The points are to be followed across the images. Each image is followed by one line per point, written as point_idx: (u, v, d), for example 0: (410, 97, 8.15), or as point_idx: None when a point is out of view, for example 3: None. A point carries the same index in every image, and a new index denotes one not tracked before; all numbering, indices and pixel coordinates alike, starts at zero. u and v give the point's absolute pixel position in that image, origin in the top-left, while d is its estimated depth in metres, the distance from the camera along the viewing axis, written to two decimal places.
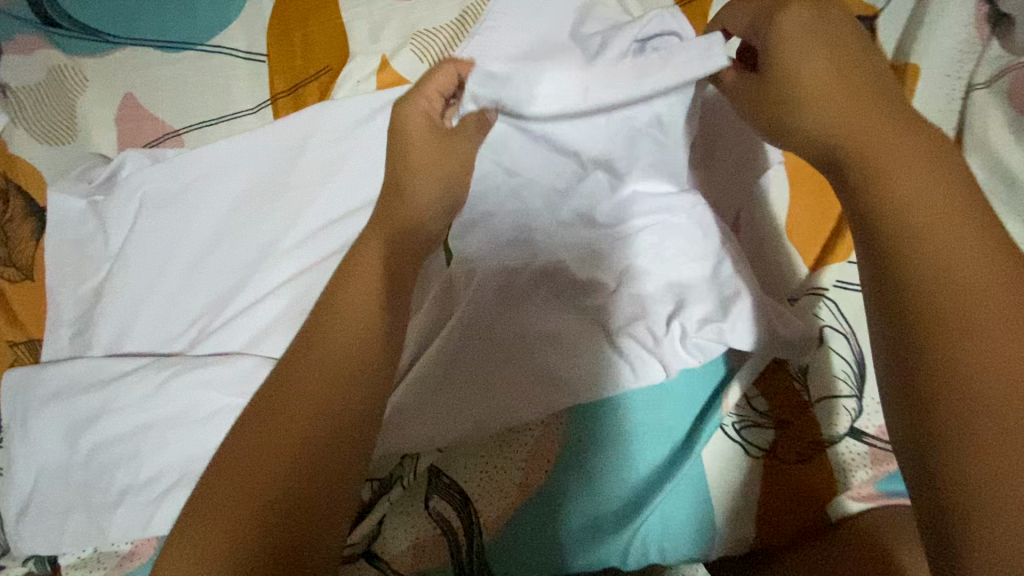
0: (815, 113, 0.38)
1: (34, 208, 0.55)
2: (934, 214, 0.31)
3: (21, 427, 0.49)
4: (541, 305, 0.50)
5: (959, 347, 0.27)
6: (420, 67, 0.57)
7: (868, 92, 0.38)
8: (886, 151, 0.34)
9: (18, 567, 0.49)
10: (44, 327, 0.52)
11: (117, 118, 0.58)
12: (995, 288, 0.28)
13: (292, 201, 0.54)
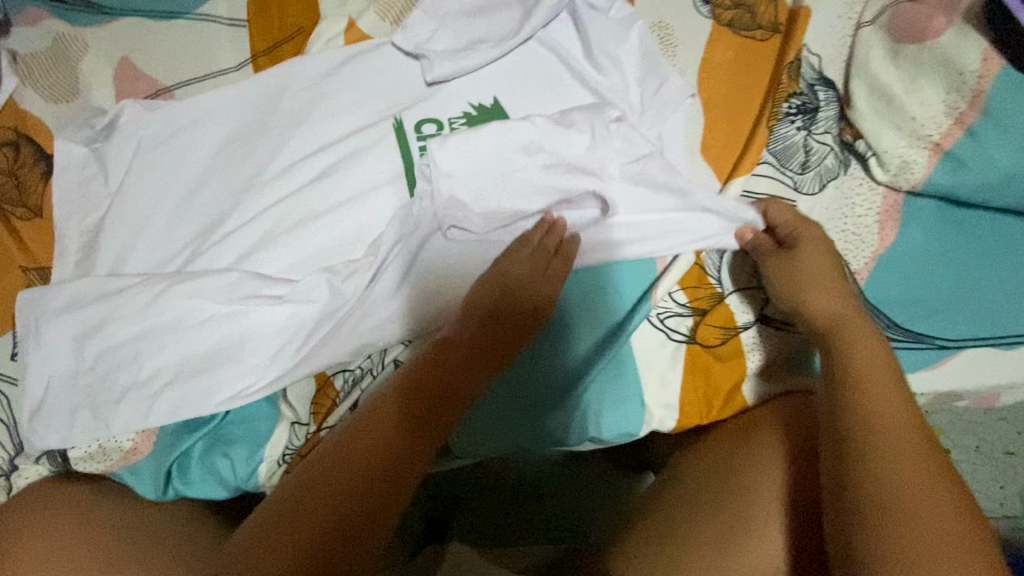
0: (811, 299, 0.50)
1: (44, 154, 0.62)
2: (875, 380, 0.44)
3: (34, 337, 0.55)
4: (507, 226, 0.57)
5: (880, 473, 0.39)
6: (383, 25, 0.65)
7: (841, 279, 0.51)
8: (853, 335, 0.48)
9: (32, 464, 0.55)
10: (52, 255, 0.59)
11: (115, 78, 0.65)
12: (900, 430, 0.41)
13: (272, 141, 0.61)
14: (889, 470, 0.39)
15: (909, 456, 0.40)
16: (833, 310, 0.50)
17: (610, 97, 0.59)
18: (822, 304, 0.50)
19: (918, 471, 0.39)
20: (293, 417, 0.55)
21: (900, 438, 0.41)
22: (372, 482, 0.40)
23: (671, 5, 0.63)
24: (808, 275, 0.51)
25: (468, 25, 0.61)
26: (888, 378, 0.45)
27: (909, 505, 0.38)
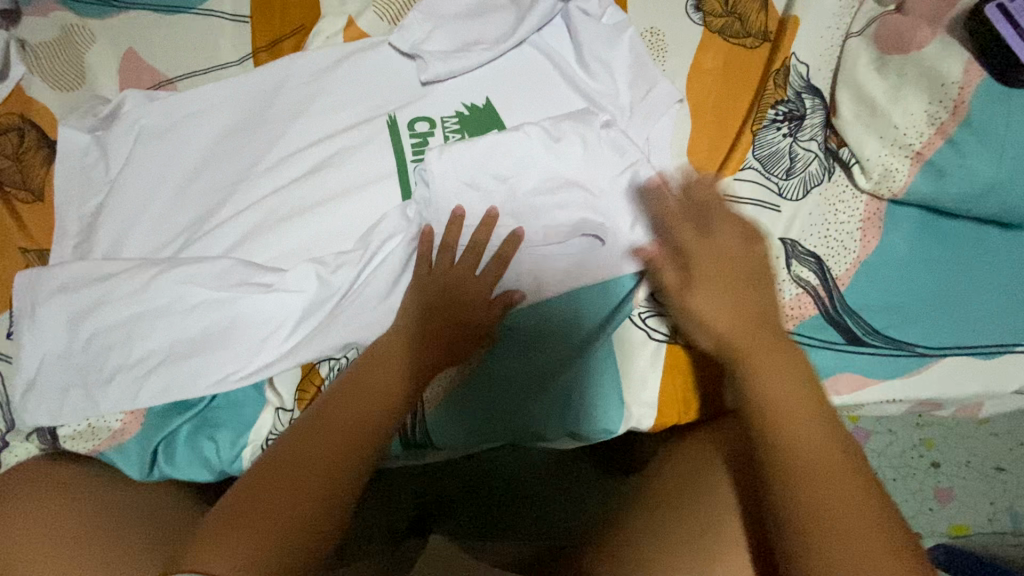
0: (703, 315, 0.46)
1: (47, 140, 0.64)
2: (771, 372, 0.41)
3: (29, 317, 0.57)
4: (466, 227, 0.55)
5: (814, 500, 0.35)
6: (381, 25, 0.67)
7: (723, 276, 0.47)
8: (753, 345, 0.43)
9: (22, 442, 0.56)
10: (51, 238, 0.61)
11: (120, 69, 0.67)
12: (809, 422, 0.38)
13: (269, 134, 0.63)
14: (801, 477, 0.36)
15: (813, 454, 0.37)
16: (718, 312, 0.45)
17: (600, 98, 0.60)
18: (713, 308, 0.45)
19: (826, 464, 0.37)
20: (278, 403, 0.57)
21: (808, 432, 0.38)
22: (327, 460, 0.41)
23: (663, 12, 0.65)
24: (703, 278, 0.48)
25: (463, 26, 0.62)
26: (777, 360, 0.42)
27: (820, 510, 0.35)
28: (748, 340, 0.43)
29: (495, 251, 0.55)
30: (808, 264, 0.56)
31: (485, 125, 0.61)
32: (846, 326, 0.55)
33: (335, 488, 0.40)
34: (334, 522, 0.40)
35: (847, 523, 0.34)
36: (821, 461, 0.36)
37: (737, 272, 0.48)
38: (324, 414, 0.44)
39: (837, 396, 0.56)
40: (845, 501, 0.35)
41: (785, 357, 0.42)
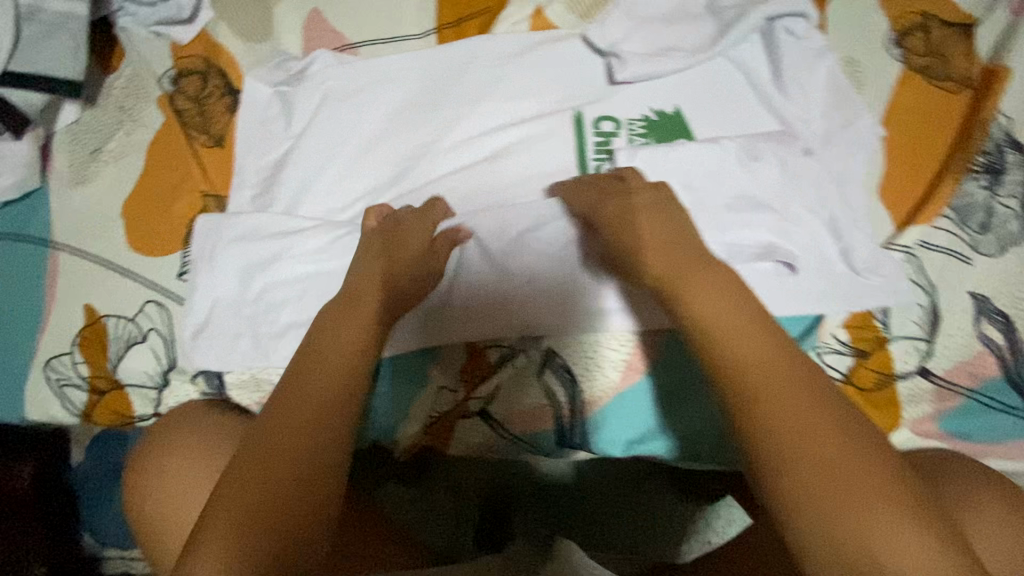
0: (637, 256, 0.45)
1: (231, 88, 0.64)
2: (733, 328, 0.36)
3: (207, 260, 0.58)
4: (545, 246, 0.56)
5: (786, 420, 0.32)
6: (570, 16, 0.66)
7: (682, 239, 0.45)
8: (687, 275, 0.41)
9: (188, 383, 0.58)
10: (229, 186, 0.61)
11: (303, 26, 0.67)
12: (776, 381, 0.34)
13: (451, 111, 0.62)
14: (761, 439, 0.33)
15: (788, 418, 0.32)
16: (653, 251, 0.44)
17: (794, 123, 0.59)
18: (653, 256, 0.44)
19: (767, 372, 0.34)
20: (436, 384, 0.56)
21: (766, 392, 0.33)
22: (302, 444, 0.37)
23: (863, 44, 0.63)
24: (653, 248, 0.45)
25: (661, 30, 0.61)
26: (714, 287, 0.39)
27: (818, 483, 0.30)
28: (677, 270, 0.42)
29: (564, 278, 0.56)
30: (997, 324, 0.54)
31: (673, 133, 0.60)
32: None
33: (300, 454, 0.36)
34: (300, 496, 0.35)
35: (836, 461, 0.31)
36: (780, 428, 0.32)
37: (687, 238, 0.45)
38: (290, 379, 0.41)
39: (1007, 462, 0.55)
40: (795, 412, 0.32)
41: (722, 284, 0.39)
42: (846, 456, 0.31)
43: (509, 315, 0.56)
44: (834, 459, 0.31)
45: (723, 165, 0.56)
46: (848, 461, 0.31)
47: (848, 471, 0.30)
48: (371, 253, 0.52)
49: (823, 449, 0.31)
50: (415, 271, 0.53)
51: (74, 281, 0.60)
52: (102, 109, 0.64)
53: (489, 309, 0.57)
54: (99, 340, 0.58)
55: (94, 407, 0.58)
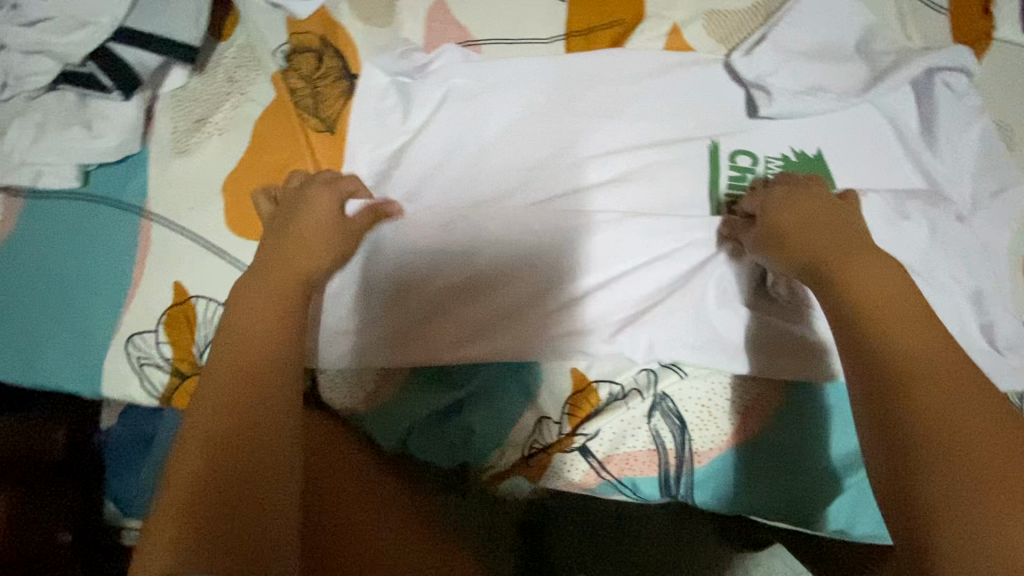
0: (790, 250, 0.47)
1: (347, 72, 0.61)
2: (905, 323, 0.40)
3: None
4: (463, 251, 0.55)
5: (929, 404, 0.36)
6: (708, 40, 0.62)
7: (843, 223, 0.48)
8: (852, 260, 0.44)
9: None
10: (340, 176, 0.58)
11: (426, 16, 0.64)
12: (945, 377, 0.37)
13: (577, 125, 0.59)
14: (920, 424, 0.35)
15: (952, 408, 0.35)
16: (796, 231, 0.48)
17: (942, 184, 0.56)
18: (811, 240, 0.47)
19: (941, 363, 0.37)
20: (538, 413, 0.53)
21: (943, 387, 0.36)
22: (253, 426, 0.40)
23: (1016, 110, 0.59)
24: (800, 227, 0.48)
25: (810, 68, 0.58)
26: (884, 269, 0.43)
27: (965, 469, 0.33)
28: (838, 252, 0.45)
29: (454, 286, 0.54)
30: None
31: (812, 177, 0.56)
32: None
33: (238, 418, 0.40)
34: (231, 455, 0.38)
35: (984, 447, 0.33)
36: (940, 413, 0.35)
37: (833, 223, 0.48)
38: (216, 364, 0.43)
39: None
40: (952, 398, 0.36)
41: (887, 272, 0.43)
42: (991, 445, 0.33)
43: (456, 335, 0.54)
44: (971, 447, 0.33)
45: (872, 217, 0.53)
46: (988, 447, 0.33)
47: (995, 462, 0.33)
48: (272, 244, 0.50)
49: (962, 432, 0.34)
50: (325, 258, 0.51)
51: (165, 256, 0.57)
52: (210, 78, 0.61)
53: (430, 321, 0.54)
54: (186, 321, 0.56)
55: (175, 390, 0.55)
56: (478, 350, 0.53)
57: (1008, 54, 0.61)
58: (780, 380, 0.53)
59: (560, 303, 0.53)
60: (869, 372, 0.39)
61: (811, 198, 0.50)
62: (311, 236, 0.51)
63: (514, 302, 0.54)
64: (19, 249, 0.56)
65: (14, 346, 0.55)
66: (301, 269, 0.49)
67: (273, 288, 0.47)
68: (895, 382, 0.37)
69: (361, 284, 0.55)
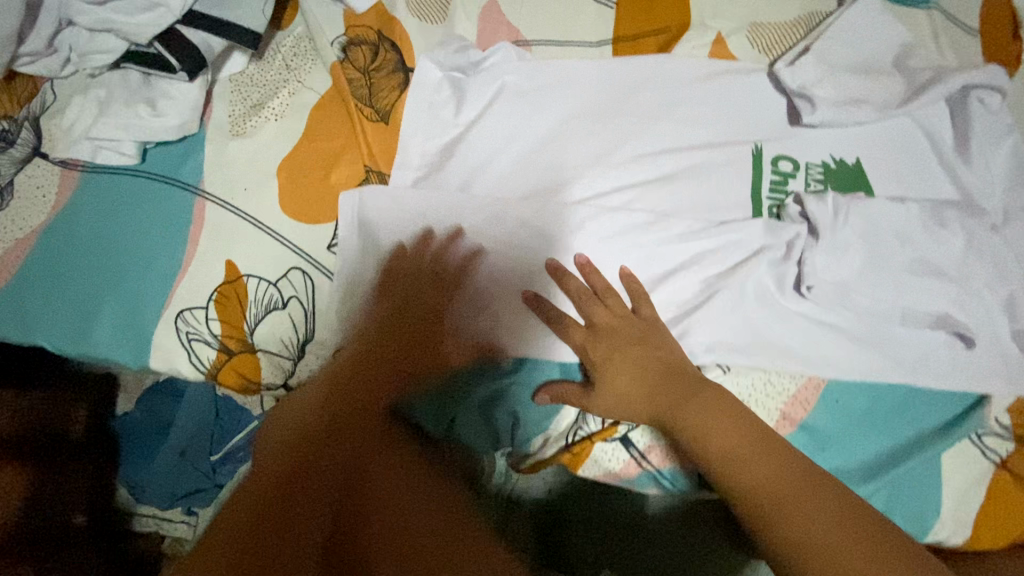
0: (610, 402, 0.50)
1: (403, 65, 0.63)
2: (728, 442, 0.44)
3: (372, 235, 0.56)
4: (428, 268, 0.55)
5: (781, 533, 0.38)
6: (752, 50, 0.65)
7: (654, 336, 0.52)
8: (678, 407, 0.47)
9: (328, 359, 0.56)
10: (393, 164, 0.60)
11: (480, 15, 0.66)
12: (785, 489, 0.40)
13: (623, 126, 0.61)
14: (772, 545, 0.38)
15: (807, 523, 0.37)
16: (626, 380, 0.50)
17: (980, 195, 0.57)
18: (628, 401, 0.49)
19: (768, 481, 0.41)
20: (581, 402, 0.54)
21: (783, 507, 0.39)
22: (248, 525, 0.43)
23: None
24: (609, 349, 0.51)
25: (852, 79, 0.60)
26: (702, 400, 0.46)
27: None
28: (662, 400, 0.48)
29: (452, 287, 0.55)
30: None
31: (851, 183, 0.59)
32: None
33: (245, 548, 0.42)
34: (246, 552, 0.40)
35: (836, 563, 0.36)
36: (800, 536, 0.37)
37: (644, 359, 0.50)
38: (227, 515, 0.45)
39: None
40: (791, 516, 0.38)
41: (710, 404, 0.46)
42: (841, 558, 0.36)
43: (466, 329, 0.54)
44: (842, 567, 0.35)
45: (908, 224, 0.55)
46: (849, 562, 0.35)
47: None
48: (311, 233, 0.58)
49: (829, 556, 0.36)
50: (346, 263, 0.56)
51: (218, 234, 0.58)
52: (268, 64, 0.62)
53: (421, 323, 0.54)
54: (236, 299, 0.56)
55: (221, 366, 0.56)
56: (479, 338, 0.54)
57: None
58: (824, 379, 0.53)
59: (604, 294, 0.54)
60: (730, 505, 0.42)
61: (616, 336, 0.51)
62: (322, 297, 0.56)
63: (536, 297, 0.54)
64: (74, 220, 0.57)
65: (63, 315, 0.55)
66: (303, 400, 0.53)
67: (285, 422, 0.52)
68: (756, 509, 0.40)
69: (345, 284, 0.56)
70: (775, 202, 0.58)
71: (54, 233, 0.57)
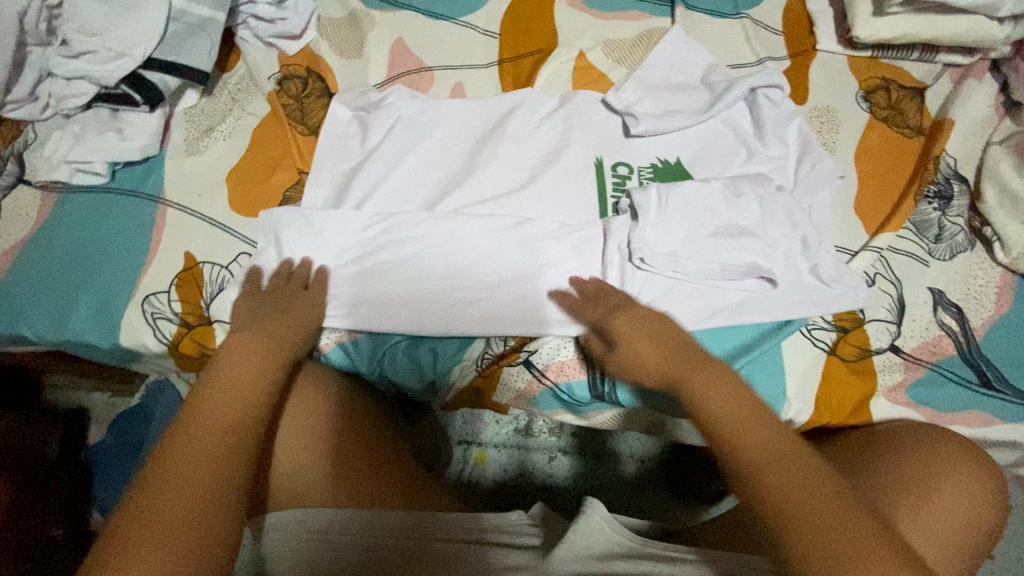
0: (631, 359, 0.53)
1: (328, 90, 0.78)
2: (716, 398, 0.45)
3: (311, 225, 0.68)
4: (350, 255, 0.67)
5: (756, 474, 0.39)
6: (607, 61, 0.82)
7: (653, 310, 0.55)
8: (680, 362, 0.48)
9: None
10: (311, 164, 0.72)
11: (391, 51, 0.83)
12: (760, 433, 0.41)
13: (511, 124, 0.76)
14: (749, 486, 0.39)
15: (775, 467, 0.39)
16: (637, 340, 0.53)
17: (788, 151, 0.73)
18: (645, 356, 0.51)
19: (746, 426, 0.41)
20: (486, 335, 0.65)
21: (774, 464, 0.39)
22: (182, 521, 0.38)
23: (841, 98, 0.79)
24: (629, 313, 0.56)
25: (679, 80, 0.78)
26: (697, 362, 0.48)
27: (792, 515, 0.37)
28: (669, 358, 0.49)
29: (376, 265, 0.67)
30: (951, 312, 0.67)
31: (675, 177, 0.73)
32: (981, 370, 0.65)
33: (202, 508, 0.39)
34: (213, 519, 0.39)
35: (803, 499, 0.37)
36: (774, 481, 0.38)
37: (654, 322, 0.53)
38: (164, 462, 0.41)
39: (966, 429, 0.64)
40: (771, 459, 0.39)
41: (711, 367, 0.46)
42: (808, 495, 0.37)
43: (380, 298, 0.66)
44: (795, 503, 0.37)
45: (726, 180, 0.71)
46: (801, 499, 0.37)
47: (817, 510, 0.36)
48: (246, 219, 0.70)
49: (790, 496, 0.37)
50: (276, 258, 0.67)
51: (177, 231, 0.69)
52: (216, 98, 0.77)
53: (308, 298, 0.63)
54: (194, 281, 0.67)
55: (181, 338, 0.66)
56: (402, 295, 0.66)
57: (831, 60, 0.81)
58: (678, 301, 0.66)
59: (500, 254, 0.68)
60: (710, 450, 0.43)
61: (640, 305, 0.56)
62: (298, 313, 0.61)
63: (444, 266, 0.67)
64: (54, 229, 0.68)
65: (46, 306, 0.65)
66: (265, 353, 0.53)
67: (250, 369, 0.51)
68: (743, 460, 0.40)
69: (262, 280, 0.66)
70: (616, 199, 0.72)
71: (36, 241, 0.68)
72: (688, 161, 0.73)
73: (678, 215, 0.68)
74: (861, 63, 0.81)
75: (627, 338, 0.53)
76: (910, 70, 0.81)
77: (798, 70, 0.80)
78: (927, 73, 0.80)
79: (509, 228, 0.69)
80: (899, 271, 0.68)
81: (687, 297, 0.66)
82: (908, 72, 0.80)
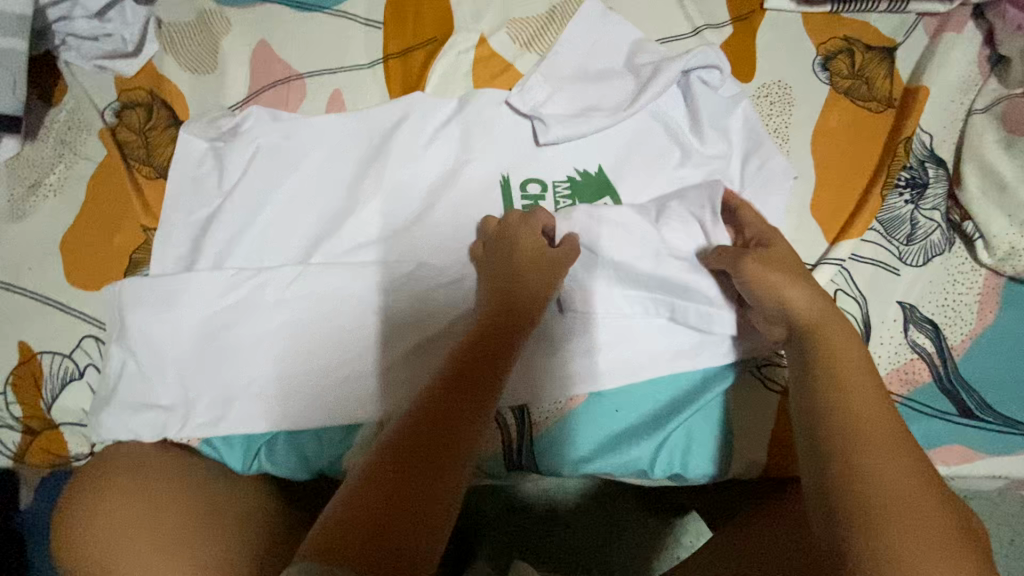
0: (782, 300, 0.49)
1: (176, 119, 0.65)
2: (854, 380, 0.43)
3: (165, 301, 0.56)
4: (209, 329, 0.56)
5: (858, 454, 0.39)
6: (513, 46, 0.68)
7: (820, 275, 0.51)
8: (833, 335, 0.46)
9: (101, 437, 0.56)
10: (158, 218, 0.61)
11: (250, 57, 0.68)
12: (880, 432, 0.40)
13: (401, 139, 0.62)
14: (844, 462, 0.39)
15: (888, 469, 0.38)
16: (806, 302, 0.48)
17: (730, 144, 0.61)
18: (811, 306, 0.48)
19: (873, 425, 0.40)
20: (379, 411, 0.55)
21: (870, 448, 0.39)
22: (430, 464, 0.38)
23: (791, 68, 0.65)
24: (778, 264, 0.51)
25: (597, 65, 0.65)
26: (848, 337, 0.46)
27: (894, 510, 0.36)
28: (824, 320, 0.47)
29: (250, 337, 0.56)
30: (925, 331, 0.57)
31: (597, 192, 0.61)
32: (959, 397, 0.56)
33: (404, 497, 0.36)
34: (433, 508, 0.36)
35: (896, 491, 0.37)
36: (891, 479, 0.38)
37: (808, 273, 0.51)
38: (404, 457, 0.38)
39: (942, 467, 0.56)
40: (888, 462, 0.38)
41: (853, 349, 0.45)
42: (894, 488, 0.37)
43: (249, 378, 0.56)
44: (903, 499, 0.37)
45: (648, 193, 0.60)
46: (889, 491, 0.37)
47: (896, 495, 0.37)
48: (90, 291, 0.59)
49: (882, 485, 0.37)
50: (122, 341, 0.56)
51: (6, 320, 0.58)
52: (42, 143, 0.63)
53: (179, 390, 0.55)
54: (33, 377, 0.57)
55: (28, 447, 0.57)
56: (279, 372, 0.56)
57: (782, 21, 0.67)
58: (603, 350, 0.56)
59: (394, 304, 0.57)
60: (823, 428, 0.42)
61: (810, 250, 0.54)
62: (529, 279, 0.53)
63: (326, 328, 0.57)
64: None
65: None
66: (513, 315, 0.50)
67: (483, 354, 0.46)
68: (847, 434, 0.40)
69: (106, 375, 0.56)
70: None
71: None
72: (613, 167, 0.61)
73: (605, 239, 0.56)
74: (818, 21, 0.67)
75: (801, 304, 0.48)
76: (879, 26, 0.66)
77: (741, 40, 0.67)
78: (898, 27, 0.66)
79: (401, 272, 0.58)
80: (860, 286, 0.58)
81: (611, 348, 0.56)
82: (876, 28, 0.66)
